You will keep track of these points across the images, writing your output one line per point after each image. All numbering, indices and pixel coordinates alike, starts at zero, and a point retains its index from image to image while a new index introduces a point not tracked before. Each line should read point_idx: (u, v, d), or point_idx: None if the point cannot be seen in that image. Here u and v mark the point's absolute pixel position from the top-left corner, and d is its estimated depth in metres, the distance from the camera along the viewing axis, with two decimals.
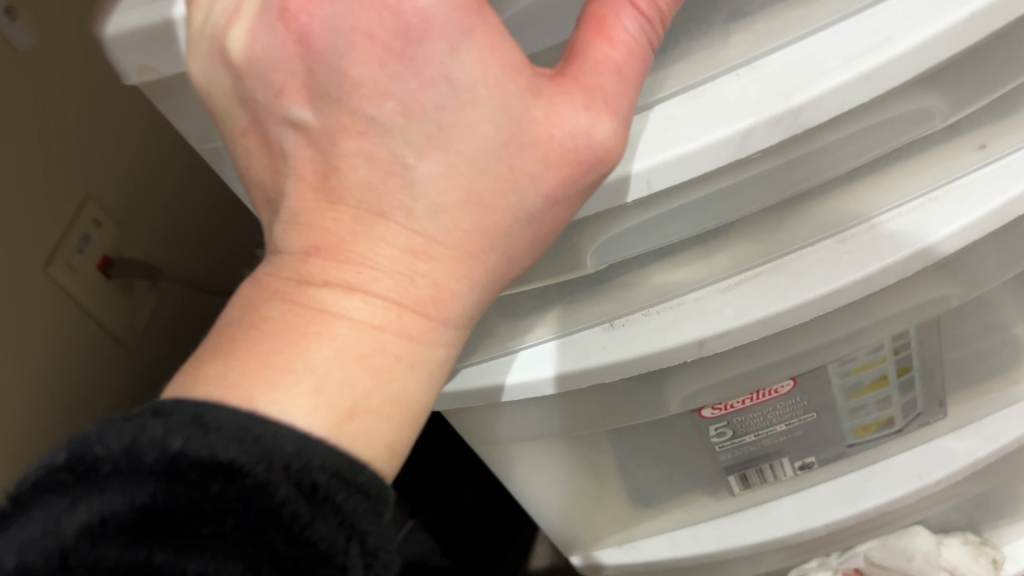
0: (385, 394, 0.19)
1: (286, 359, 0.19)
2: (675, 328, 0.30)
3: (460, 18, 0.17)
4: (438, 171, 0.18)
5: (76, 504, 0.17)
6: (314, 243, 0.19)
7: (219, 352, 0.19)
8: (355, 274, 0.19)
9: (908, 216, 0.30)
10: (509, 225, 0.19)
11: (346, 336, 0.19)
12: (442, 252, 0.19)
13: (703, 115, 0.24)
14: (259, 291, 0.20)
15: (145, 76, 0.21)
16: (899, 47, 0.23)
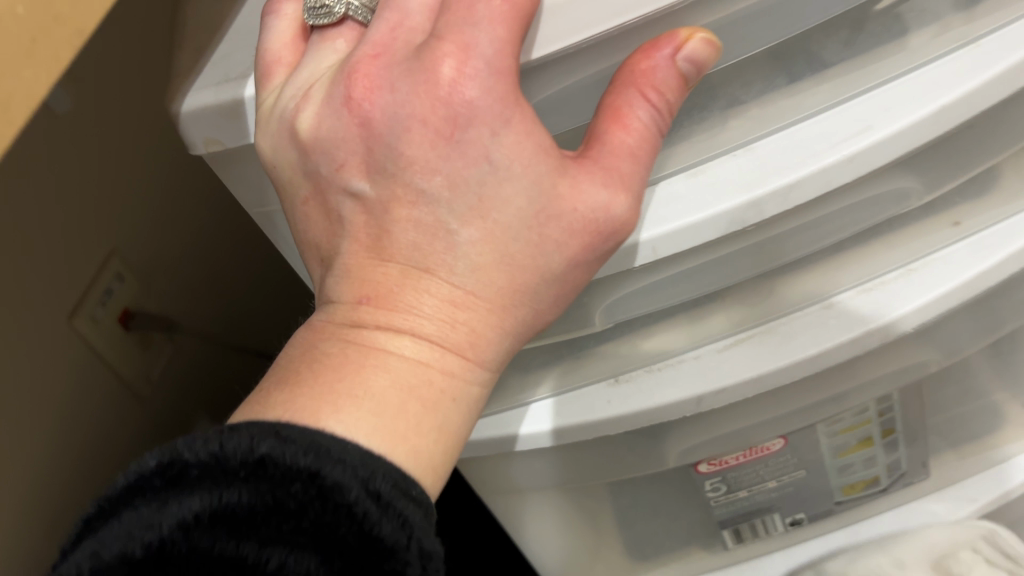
0: (432, 422, 0.21)
1: (348, 387, 0.21)
2: (675, 383, 0.33)
3: (500, 109, 0.20)
4: (478, 236, 0.21)
5: (167, 504, 0.18)
6: (366, 293, 0.22)
7: (284, 383, 0.21)
8: (403, 319, 0.21)
9: (891, 285, 0.32)
10: (535, 283, 0.22)
11: (398, 369, 0.21)
12: (479, 303, 0.22)
13: (704, 192, 0.27)
14: (315, 334, 0.22)
15: (212, 148, 0.24)
16: (879, 134, 0.26)
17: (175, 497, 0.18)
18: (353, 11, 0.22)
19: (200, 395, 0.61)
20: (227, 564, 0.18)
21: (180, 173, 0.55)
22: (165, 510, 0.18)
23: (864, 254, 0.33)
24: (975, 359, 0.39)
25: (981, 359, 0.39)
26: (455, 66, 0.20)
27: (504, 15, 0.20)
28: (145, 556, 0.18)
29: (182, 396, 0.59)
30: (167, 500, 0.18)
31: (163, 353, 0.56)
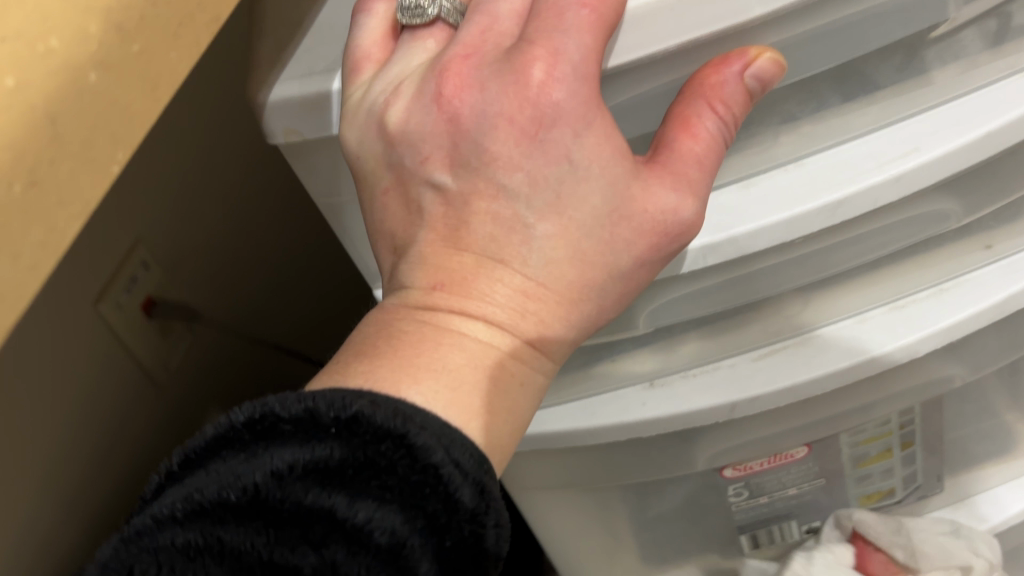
0: (501, 404, 0.22)
1: (426, 362, 0.22)
2: (712, 389, 0.34)
3: (584, 111, 0.21)
4: (553, 231, 0.22)
5: (260, 454, 0.20)
6: (440, 280, 0.23)
7: (362, 356, 0.22)
8: (477, 306, 0.22)
9: (922, 302, 0.34)
10: (603, 280, 0.23)
11: (472, 349, 0.22)
12: (549, 295, 0.22)
13: (755, 204, 0.28)
14: (390, 313, 0.23)
15: (290, 140, 0.25)
16: (926, 156, 0.28)
17: (267, 448, 0.20)
18: (445, 13, 0.24)
19: (234, 388, 0.59)
20: (319, 513, 0.19)
21: (220, 159, 0.53)
22: (258, 459, 0.20)
23: (899, 272, 0.34)
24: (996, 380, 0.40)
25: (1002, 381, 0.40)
26: (544, 69, 0.21)
27: (592, 23, 0.21)
28: (242, 498, 0.19)
29: (196, 389, 0.55)
30: (260, 450, 0.20)
31: (182, 344, 0.53)
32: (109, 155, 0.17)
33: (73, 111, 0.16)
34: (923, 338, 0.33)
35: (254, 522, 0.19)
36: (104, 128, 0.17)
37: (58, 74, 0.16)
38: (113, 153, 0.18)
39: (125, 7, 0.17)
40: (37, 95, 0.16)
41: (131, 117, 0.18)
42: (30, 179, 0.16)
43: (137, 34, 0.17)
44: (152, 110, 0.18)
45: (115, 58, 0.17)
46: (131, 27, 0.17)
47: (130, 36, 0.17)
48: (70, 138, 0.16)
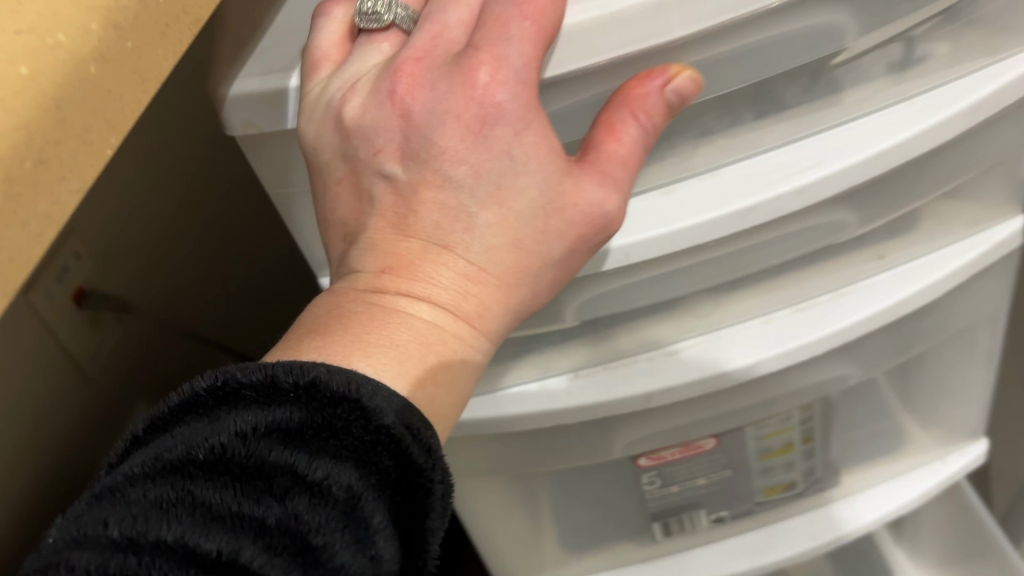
0: (444, 375, 0.25)
1: (375, 338, 0.24)
2: (629, 380, 0.36)
3: (523, 112, 0.24)
4: (494, 220, 0.24)
5: (224, 418, 0.21)
6: (389, 263, 0.25)
7: (314, 334, 0.24)
8: (422, 288, 0.24)
9: (823, 305, 0.37)
10: (537, 268, 0.25)
11: (418, 327, 0.24)
12: (489, 278, 0.25)
13: (673, 208, 0.31)
14: (340, 296, 0.25)
15: (249, 131, 0.27)
16: (827, 169, 0.31)
17: (229, 412, 0.21)
18: (400, 20, 0.26)
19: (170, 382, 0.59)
20: (283, 468, 0.20)
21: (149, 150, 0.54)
22: (221, 422, 0.21)
23: (801, 276, 0.37)
24: (885, 382, 0.43)
25: (891, 382, 0.44)
26: (490, 73, 0.23)
27: (532, 33, 0.23)
28: (209, 456, 0.21)
29: (131, 382, 0.55)
30: (222, 415, 0.21)
31: (112, 335, 0.53)
32: (103, 139, 0.18)
33: (78, 99, 0.17)
34: (818, 338, 0.36)
35: (222, 477, 0.20)
36: (102, 115, 0.18)
37: (64, 63, 0.17)
38: (107, 138, 0.18)
39: (122, 7, 0.18)
40: (49, 86, 0.17)
41: (125, 107, 0.19)
42: (39, 158, 0.17)
43: (131, 32, 0.18)
44: (140, 100, 0.19)
45: (111, 53, 0.18)
46: (126, 25, 0.18)
47: (125, 34, 0.18)
48: (74, 122, 0.17)
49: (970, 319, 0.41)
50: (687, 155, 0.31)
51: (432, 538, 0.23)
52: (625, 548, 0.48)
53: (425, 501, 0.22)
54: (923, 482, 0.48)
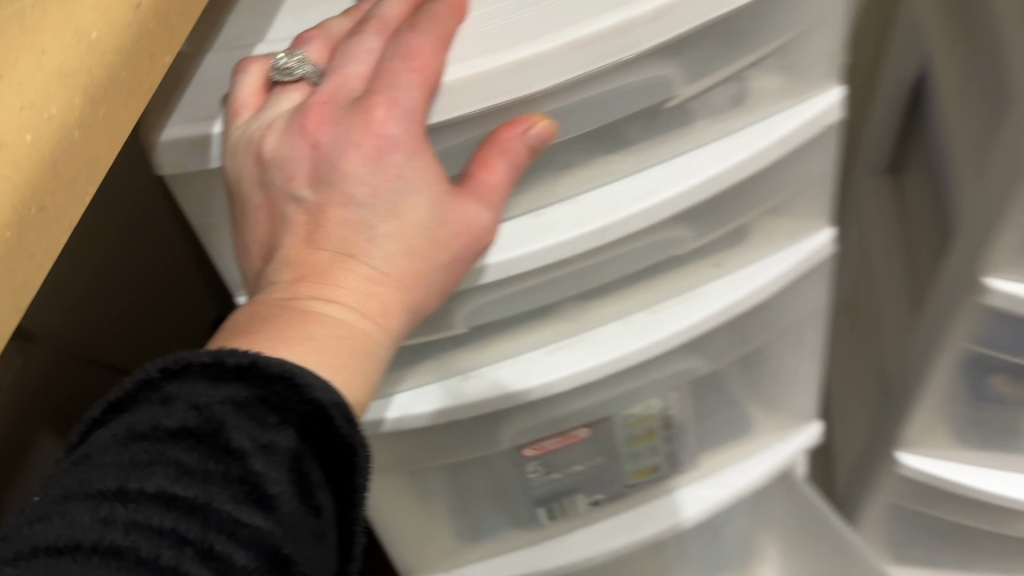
0: (354, 365, 0.29)
1: (294, 334, 0.28)
2: (511, 378, 0.42)
3: (414, 142, 0.29)
4: (391, 232, 0.29)
5: (180, 393, 0.26)
6: (302, 272, 0.29)
7: (242, 334, 0.29)
8: (332, 291, 0.29)
9: (670, 307, 0.44)
10: (428, 271, 0.31)
11: (331, 323, 0.29)
12: (389, 281, 0.30)
13: (541, 229, 0.37)
14: (260, 305, 0.30)
15: (176, 172, 0.31)
16: (664, 195, 0.38)
17: (184, 388, 0.26)
18: (308, 73, 0.31)
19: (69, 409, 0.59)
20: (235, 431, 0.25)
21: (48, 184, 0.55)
22: (179, 396, 0.26)
23: (651, 285, 0.43)
24: (732, 373, 0.50)
25: (735, 372, 0.50)
26: (384, 111, 0.29)
27: (417, 83, 0.29)
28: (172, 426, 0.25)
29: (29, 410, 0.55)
30: (179, 389, 0.26)
31: (9, 363, 0.54)
32: (84, 188, 0.24)
33: (64, 156, 0.23)
34: (666, 337, 0.43)
35: (186, 441, 0.25)
36: (83, 169, 0.24)
37: (55, 129, 0.22)
38: (86, 187, 0.24)
39: (95, 82, 0.23)
40: (45, 148, 0.22)
41: (100, 162, 0.24)
42: (40, 205, 0.22)
43: (102, 103, 0.24)
44: (109, 156, 0.25)
45: (90, 120, 0.23)
46: (99, 98, 0.24)
47: (98, 104, 0.24)
48: (64, 175, 0.23)
49: (802, 316, 0.48)
50: (549, 181, 0.37)
51: (360, 488, 0.29)
52: (517, 533, 0.53)
53: (351, 458, 0.28)
54: (765, 457, 0.56)
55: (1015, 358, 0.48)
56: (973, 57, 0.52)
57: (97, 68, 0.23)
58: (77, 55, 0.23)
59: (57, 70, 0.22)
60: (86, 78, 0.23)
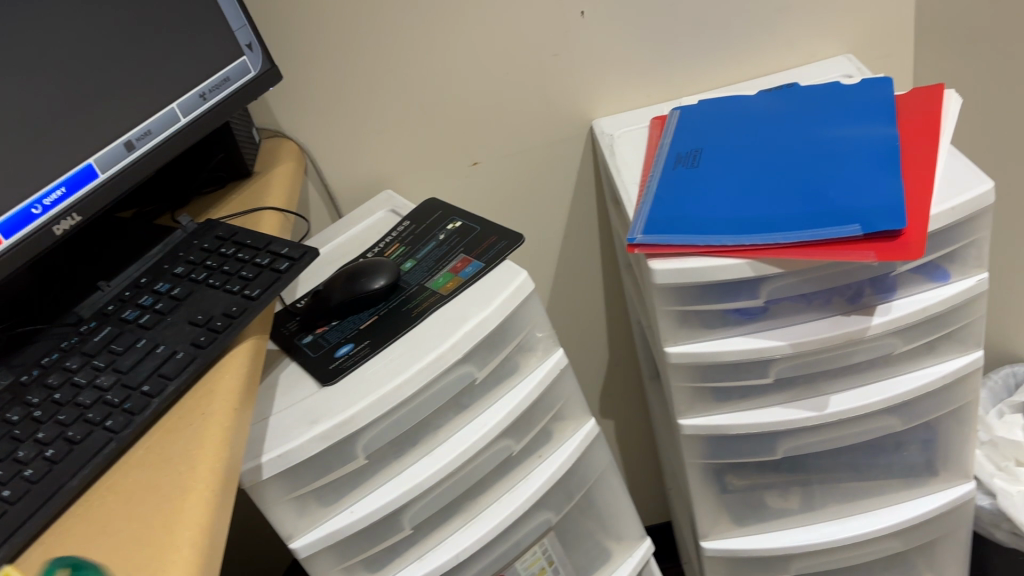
0: (124, 550, 0.48)
1: (127, 548, 0.48)
2: (445, 549, 0.75)
3: None
4: (132, 497, 0.52)
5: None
6: (138, 516, 0.50)
7: (114, 548, 0.49)
8: (125, 519, 0.50)
9: (520, 486, 0.79)
10: (150, 537, 0.49)
11: (111, 518, 0.51)
12: (144, 512, 0.51)
13: (434, 458, 0.72)
14: (141, 532, 0.49)
15: (252, 482, 0.65)
16: (489, 424, 0.74)
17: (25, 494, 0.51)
18: None
19: None
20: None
21: None
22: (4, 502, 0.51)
23: (507, 476, 0.79)
24: (577, 521, 0.86)
25: (578, 519, 0.86)
26: None
27: None
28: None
29: None
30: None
31: None
32: (164, 455, 0.55)
33: (173, 439, 0.56)
34: (523, 502, 0.77)
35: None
36: (171, 443, 0.55)
37: (181, 456, 0.54)
38: (181, 458, 0.54)
39: (177, 422, 0.57)
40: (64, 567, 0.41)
41: (172, 460, 0.54)
42: (160, 434, 0.56)
43: (188, 424, 0.56)
44: (181, 460, 0.54)
45: (175, 432, 0.56)
46: None
47: None
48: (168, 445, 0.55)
49: (599, 471, 0.86)
50: (431, 435, 0.72)
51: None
52: None
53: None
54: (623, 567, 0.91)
55: (725, 460, 0.84)
56: (638, 300, 0.93)
57: (198, 421, 0.56)
58: (195, 437, 0.55)
59: (196, 427, 0.56)
60: (191, 416, 0.57)
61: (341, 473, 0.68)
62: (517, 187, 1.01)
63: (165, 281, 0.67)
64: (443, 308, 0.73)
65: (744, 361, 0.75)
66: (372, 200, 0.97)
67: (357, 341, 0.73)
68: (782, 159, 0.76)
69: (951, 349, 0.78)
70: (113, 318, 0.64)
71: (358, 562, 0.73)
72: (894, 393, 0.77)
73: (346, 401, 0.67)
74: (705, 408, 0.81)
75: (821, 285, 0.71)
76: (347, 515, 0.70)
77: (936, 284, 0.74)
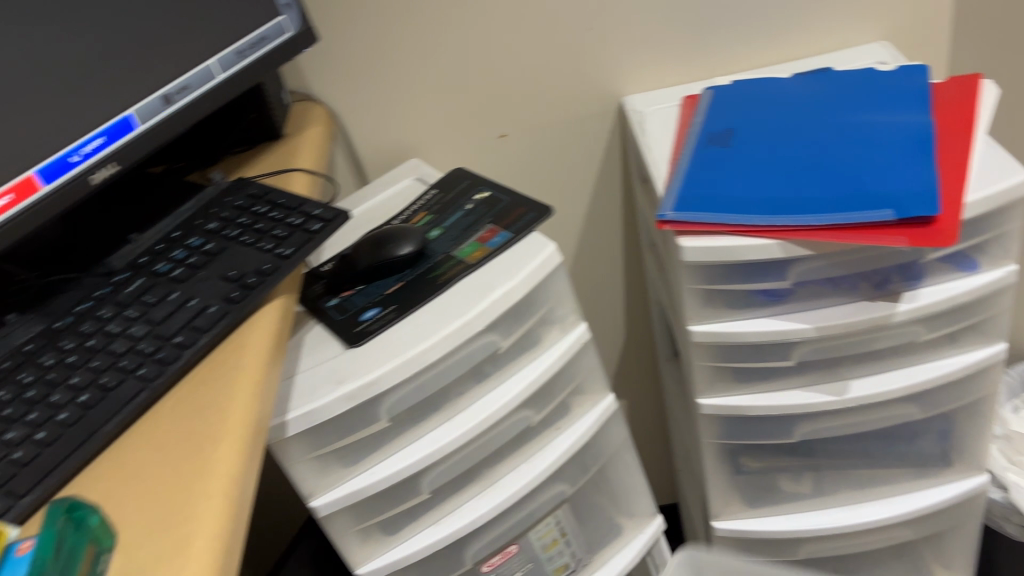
0: (154, 500, 0.49)
1: (157, 498, 0.49)
2: (461, 515, 0.76)
3: None
4: (160, 450, 0.52)
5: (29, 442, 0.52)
6: (166, 467, 0.51)
7: (145, 498, 0.49)
8: (153, 471, 0.51)
9: (538, 457, 0.79)
10: (179, 487, 0.49)
11: (139, 470, 0.51)
12: (173, 463, 0.51)
13: (455, 425, 0.72)
14: (170, 483, 0.50)
15: (276, 439, 0.66)
16: (510, 393, 0.74)
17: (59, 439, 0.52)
18: None
19: None
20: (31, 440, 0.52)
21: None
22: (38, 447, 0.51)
23: (525, 446, 0.79)
24: (591, 495, 0.87)
25: (592, 492, 0.87)
26: None
27: None
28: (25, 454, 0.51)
29: None
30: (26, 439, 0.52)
31: None
32: (190, 408, 0.55)
33: (199, 395, 0.56)
34: (540, 473, 0.78)
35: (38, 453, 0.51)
36: (199, 398, 0.56)
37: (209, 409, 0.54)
38: (209, 413, 0.54)
39: (203, 378, 0.57)
40: None
41: (201, 413, 0.54)
42: (187, 388, 0.57)
43: (214, 380, 0.56)
44: (209, 414, 0.54)
45: (201, 388, 0.56)
46: None
47: None
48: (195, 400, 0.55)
49: (615, 447, 0.87)
50: (453, 401, 0.73)
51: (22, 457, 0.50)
52: None
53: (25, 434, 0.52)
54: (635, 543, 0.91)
55: (741, 440, 0.84)
56: (661, 279, 0.93)
57: (225, 377, 0.57)
58: (222, 391, 0.55)
59: (225, 382, 0.56)
60: (218, 372, 0.57)
61: (363, 434, 0.69)
62: (543, 161, 1.01)
63: (198, 236, 0.67)
64: (469, 277, 0.73)
65: (767, 343, 0.75)
66: (399, 168, 0.97)
67: (382, 305, 0.74)
68: (814, 142, 0.75)
69: (974, 340, 0.78)
70: (146, 270, 0.65)
71: (376, 523, 0.74)
72: (914, 381, 0.77)
73: (372, 363, 0.67)
74: (724, 389, 0.81)
75: (847, 270, 0.71)
76: (367, 476, 0.70)
77: (962, 274, 0.74)
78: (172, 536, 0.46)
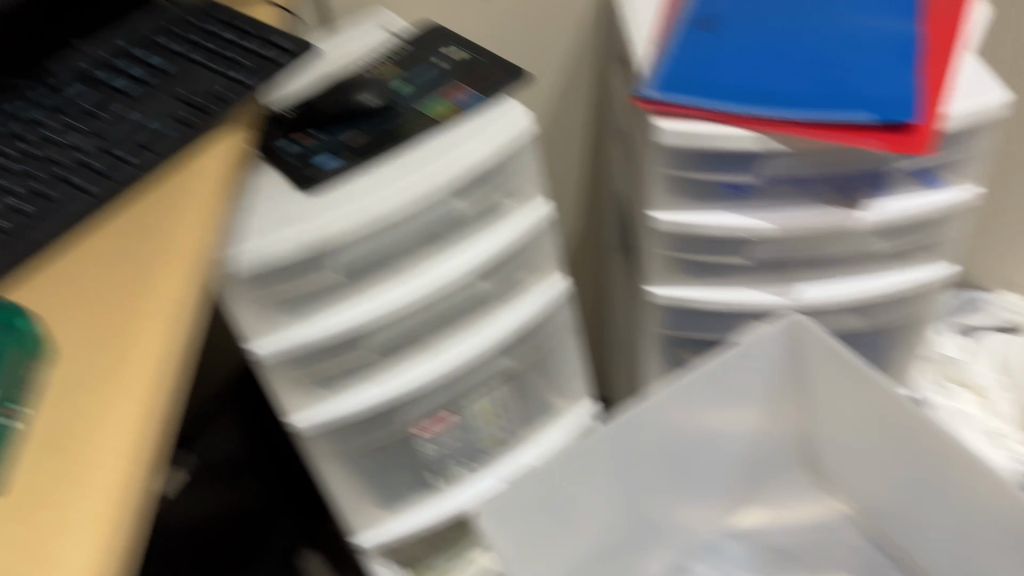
0: (93, 323, 0.47)
1: (96, 321, 0.47)
2: (401, 377, 0.75)
3: None
4: (102, 268, 0.49)
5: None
6: (108, 289, 0.48)
7: (83, 321, 0.47)
8: (94, 292, 0.48)
9: (486, 328, 0.78)
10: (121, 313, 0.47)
11: (80, 287, 0.49)
12: (116, 285, 0.49)
13: (406, 285, 0.70)
14: (110, 307, 0.47)
15: (220, 277, 0.63)
16: (466, 260, 0.72)
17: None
18: None
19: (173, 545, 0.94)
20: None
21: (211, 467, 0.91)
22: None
23: (472, 316, 0.78)
24: (530, 371, 0.87)
25: (531, 369, 0.87)
26: None
27: None
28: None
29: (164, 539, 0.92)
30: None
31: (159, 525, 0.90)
32: (137, 228, 0.52)
33: (146, 214, 0.52)
34: (485, 343, 0.77)
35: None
36: (147, 218, 0.52)
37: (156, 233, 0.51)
38: (155, 236, 0.51)
39: (154, 197, 0.54)
40: None
41: (148, 235, 0.51)
42: (135, 205, 0.53)
43: (164, 202, 0.53)
44: (156, 237, 0.51)
45: (150, 208, 0.53)
46: None
47: None
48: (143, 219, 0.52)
49: (560, 326, 0.86)
50: (406, 261, 0.71)
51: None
52: (422, 494, 0.85)
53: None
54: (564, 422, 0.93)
55: (684, 332, 0.85)
56: (625, 163, 0.91)
57: (176, 200, 0.53)
58: (172, 215, 0.52)
59: (175, 206, 0.53)
60: (169, 193, 0.54)
61: (311, 284, 0.67)
62: (517, 27, 0.96)
63: (151, 50, 0.63)
64: (435, 133, 0.70)
65: (726, 238, 0.75)
66: (365, 12, 0.91)
67: (341, 154, 0.69)
68: (806, 33, 0.73)
69: (925, 258, 0.79)
70: (94, 81, 0.60)
71: (313, 376, 0.72)
72: (863, 291, 0.78)
73: (327, 210, 0.64)
74: (676, 279, 0.80)
75: (818, 170, 0.71)
76: (311, 327, 0.68)
77: (928, 190, 0.74)
78: (109, 359, 0.45)
